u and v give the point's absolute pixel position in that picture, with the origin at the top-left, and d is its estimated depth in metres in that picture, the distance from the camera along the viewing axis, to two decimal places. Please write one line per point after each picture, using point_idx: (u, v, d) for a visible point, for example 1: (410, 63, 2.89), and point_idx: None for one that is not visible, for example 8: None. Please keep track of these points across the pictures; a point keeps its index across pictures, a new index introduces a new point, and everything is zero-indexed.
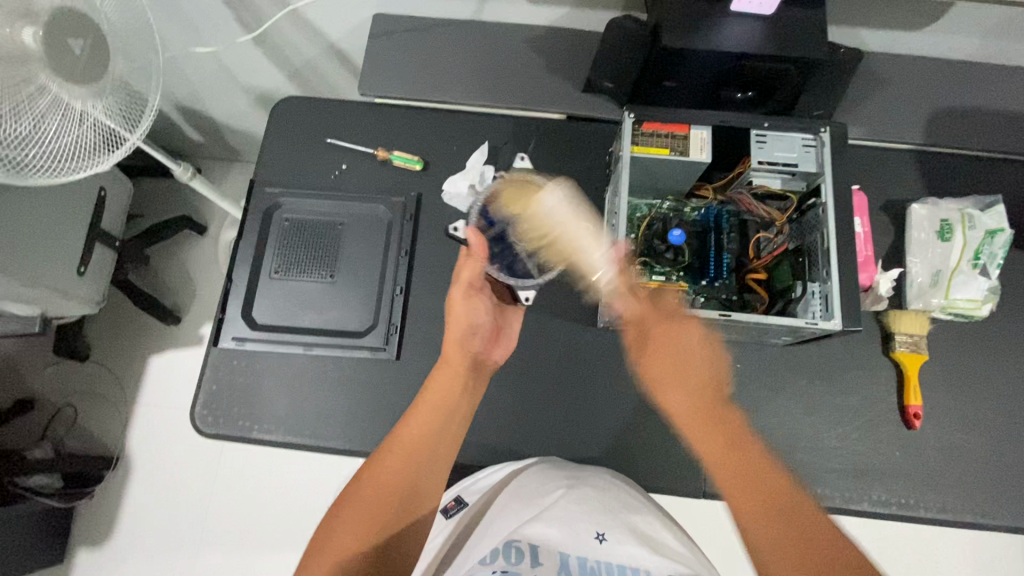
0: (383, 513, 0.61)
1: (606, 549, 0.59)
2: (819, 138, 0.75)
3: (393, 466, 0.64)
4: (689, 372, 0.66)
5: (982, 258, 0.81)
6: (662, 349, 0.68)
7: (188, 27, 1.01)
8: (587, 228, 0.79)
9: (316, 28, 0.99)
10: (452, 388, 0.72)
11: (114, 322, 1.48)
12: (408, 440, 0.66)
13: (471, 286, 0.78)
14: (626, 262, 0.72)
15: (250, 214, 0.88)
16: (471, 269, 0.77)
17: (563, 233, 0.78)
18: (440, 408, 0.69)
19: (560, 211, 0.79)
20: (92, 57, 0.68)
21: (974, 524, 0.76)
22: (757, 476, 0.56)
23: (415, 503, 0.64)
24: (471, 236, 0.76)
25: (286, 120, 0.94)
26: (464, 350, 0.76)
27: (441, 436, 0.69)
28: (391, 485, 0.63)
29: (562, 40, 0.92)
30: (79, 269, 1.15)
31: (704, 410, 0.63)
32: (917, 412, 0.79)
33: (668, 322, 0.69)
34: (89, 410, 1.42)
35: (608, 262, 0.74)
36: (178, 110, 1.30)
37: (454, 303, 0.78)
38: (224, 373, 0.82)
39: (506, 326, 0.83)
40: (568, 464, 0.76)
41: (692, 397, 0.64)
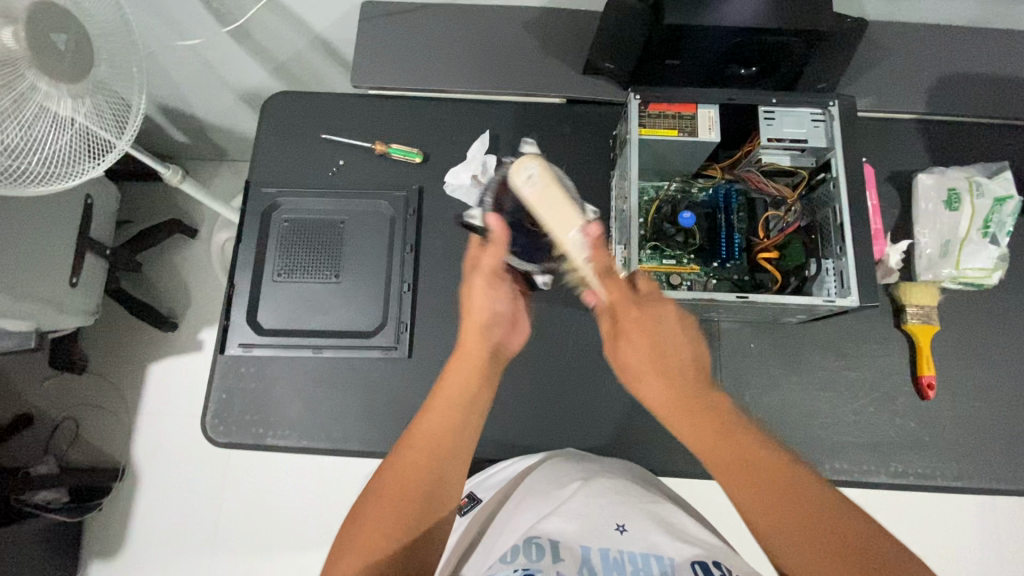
0: (409, 507, 0.58)
1: (628, 539, 0.57)
2: (828, 112, 0.74)
3: (415, 460, 0.60)
4: (668, 359, 0.55)
5: (991, 226, 0.81)
6: (635, 339, 0.56)
7: (166, 22, 0.97)
8: (563, 194, 0.59)
9: (302, 20, 0.96)
10: (468, 383, 0.66)
11: (109, 332, 1.45)
12: (428, 434, 0.62)
13: (495, 274, 0.69)
14: (601, 242, 0.59)
15: (248, 216, 0.86)
16: (494, 257, 0.68)
17: (553, 214, 0.59)
18: (461, 405, 0.64)
19: (536, 185, 0.59)
20: (76, 55, 0.65)
21: (990, 489, 0.77)
22: (764, 478, 0.49)
23: (441, 500, 0.60)
24: (490, 222, 0.68)
25: (277, 116, 0.91)
26: (485, 342, 0.67)
27: (465, 429, 0.64)
28: (415, 479, 0.59)
29: (559, 21, 0.89)
30: (71, 280, 1.12)
31: (692, 415, 0.53)
32: (930, 382, 0.79)
33: (640, 305, 0.57)
34: (92, 422, 1.40)
35: (584, 246, 0.59)
36: (161, 110, 1.26)
37: (472, 297, 0.68)
38: (234, 381, 0.81)
39: (524, 312, 0.75)
40: (585, 457, 0.76)
41: (673, 386, 0.54)
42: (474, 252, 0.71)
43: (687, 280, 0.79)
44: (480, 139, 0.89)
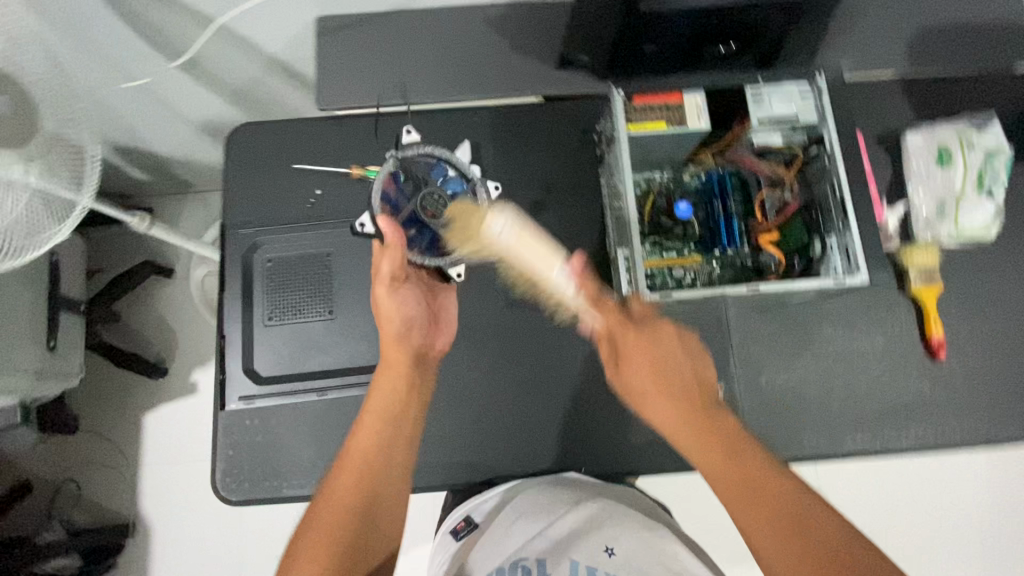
0: (336, 532, 0.56)
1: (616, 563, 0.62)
2: (815, 86, 0.73)
3: (347, 485, 0.60)
4: (670, 380, 0.62)
5: (988, 181, 0.80)
6: (637, 362, 0.64)
7: (107, 62, 0.90)
8: (539, 244, 0.77)
9: (251, 43, 0.90)
10: (394, 390, 0.68)
11: (96, 387, 1.39)
12: (357, 457, 0.62)
13: (393, 278, 0.72)
14: (587, 271, 0.76)
15: (229, 261, 0.81)
16: (393, 261, 0.71)
17: (534, 257, 0.76)
18: (384, 414, 0.66)
19: (510, 236, 0.76)
20: (16, 118, 0.63)
21: (1006, 441, 0.78)
22: (756, 482, 0.54)
23: (374, 523, 0.59)
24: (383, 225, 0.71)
25: (244, 150, 0.86)
26: (403, 346, 0.72)
27: (395, 444, 0.65)
28: (345, 512, 0.58)
29: (524, 17, 0.85)
30: (48, 344, 1.07)
31: (687, 416, 0.60)
32: (940, 342, 0.79)
33: (639, 328, 0.66)
34: (92, 481, 1.35)
35: (568, 279, 0.75)
36: (115, 151, 1.19)
37: (379, 303, 0.72)
38: (239, 435, 0.78)
39: (441, 311, 0.79)
40: (575, 484, 0.74)
41: (673, 400, 0.61)
42: (379, 262, 0.72)
43: (691, 273, 0.76)
44: (406, 132, 0.80)
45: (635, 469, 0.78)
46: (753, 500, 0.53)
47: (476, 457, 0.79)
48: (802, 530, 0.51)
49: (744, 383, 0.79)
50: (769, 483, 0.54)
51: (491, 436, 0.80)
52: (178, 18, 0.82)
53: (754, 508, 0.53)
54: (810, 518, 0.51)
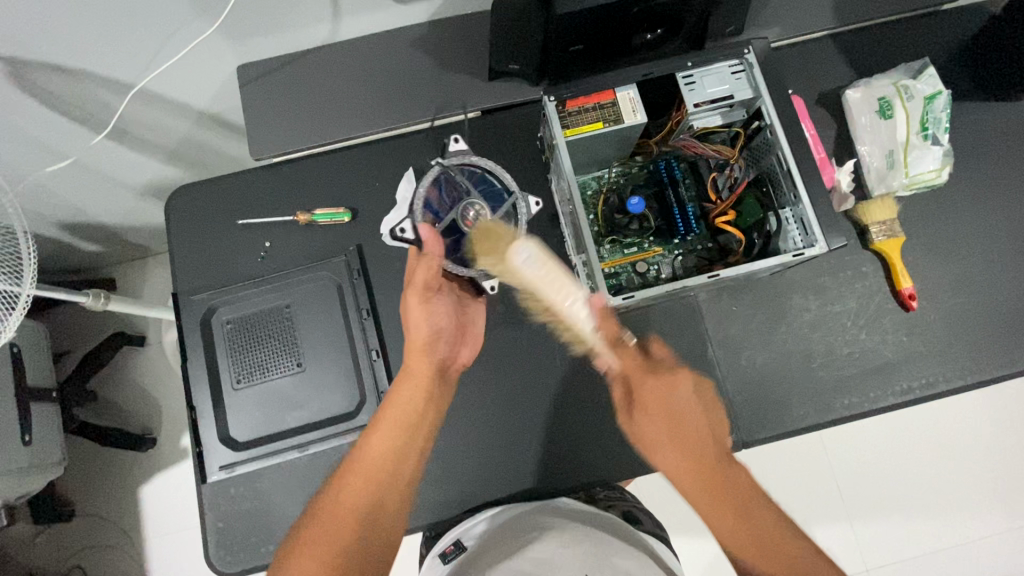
0: (343, 540, 0.56)
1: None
2: (746, 61, 0.71)
3: (356, 487, 0.60)
4: (688, 436, 0.62)
5: (929, 126, 0.80)
6: (656, 415, 0.63)
7: (28, 143, 0.87)
8: (559, 269, 0.69)
9: (176, 102, 0.87)
10: (415, 399, 0.68)
11: (85, 469, 1.36)
12: (373, 463, 0.62)
13: (428, 288, 0.70)
14: (607, 310, 0.68)
15: (186, 330, 0.79)
16: (428, 273, 0.69)
17: (555, 289, 0.68)
18: (403, 421, 0.66)
19: (536, 269, 0.68)
20: None
21: (990, 380, 0.78)
22: (773, 542, 0.55)
23: (379, 519, 0.60)
24: (422, 233, 0.68)
25: (183, 214, 0.84)
26: (429, 357, 0.71)
27: (408, 449, 0.66)
28: (350, 506, 0.59)
29: (450, 33, 0.84)
30: (22, 439, 1.04)
31: (697, 471, 0.60)
32: (911, 293, 0.79)
33: (657, 375, 0.66)
34: (98, 564, 1.32)
35: (588, 315, 0.68)
36: (63, 229, 1.16)
37: (410, 311, 0.71)
38: (226, 505, 0.76)
39: (467, 318, 0.79)
40: (551, 503, 0.69)
41: (693, 464, 0.60)
42: (413, 268, 0.70)
43: (654, 264, 0.76)
44: (450, 140, 0.73)
45: (631, 469, 0.78)
46: (769, 556, 0.54)
47: (471, 485, 0.77)
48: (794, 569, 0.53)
49: (725, 366, 0.79)
50: (786, 542, 0.56)
51: (483, 462, 0.78)
52: (92, 89, 0.79)
53: (750, 551, 0.55)
54: (800, 558, 0.54)
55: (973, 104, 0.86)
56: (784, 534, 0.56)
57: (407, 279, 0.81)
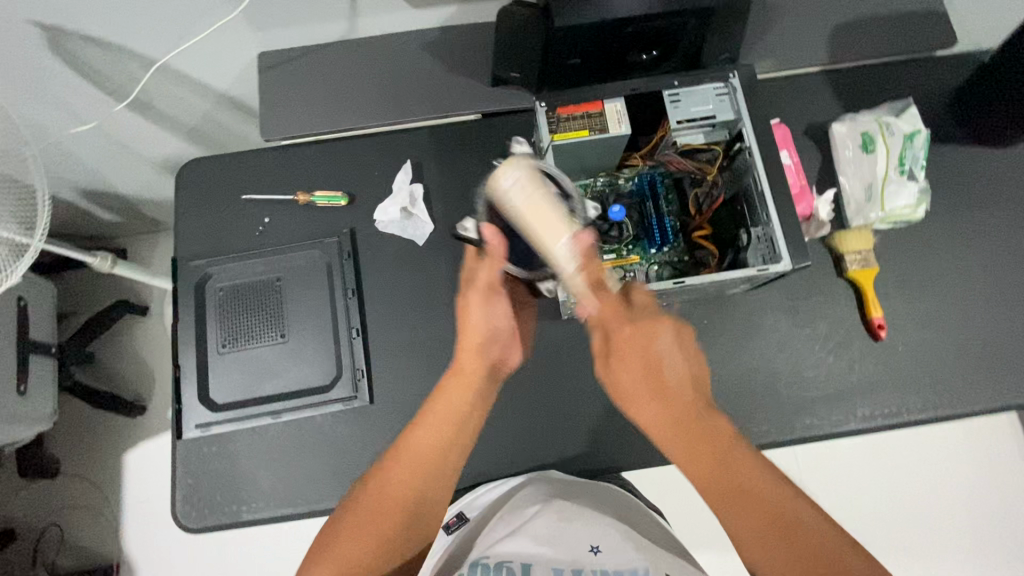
0: (388, 529, 0.61)
1: (602, 560, 0.62)
2: (730, 85, 0.76)
3: (398, 481, 0.63)
4: (666, 386, 0.61)
5: (907, 162, 0.83)
6: (632, 361, 0.62)
7: (58, 108, 0.93)
8: (551, 206, 0.59)
9: (199, 82, 0.93)
10: (459, 398, 0.68)
11: (74, 431, 1.40)
12: (418, 458, 0.64)
13: (490, 287, 0.69)
14: (592, 249, 0.62)
15: (180, 293, 0.83)
16: (489, 271, 0.68)
17: (545, 225, 0.59)
18: (450, 419, 0.66)
19: (520, 198, 0.60)
20: None
21: (952, 414, 0.80)
22: (773, 517, 0.54)
23: (426, 515, 0.63)
24: (485, 233, 0.65)
25: (191, 186, 0.89)
26: (483, 358, 0.71)
27: (453, 449, 0.66)
28: (395, 500, 0.63)
29: (459, 38, 0.89)
30: (18, 388, 1.09)
31: (689, 436, 0.58)
32: (880, 322, 0.81)
33: (632, 320, 0.63)
34: (76, 523, 1.35)
35: (572, 254, 0.60)
36: (82, 195, 1.22)
37: (468, 310, 0.70)
38: (198, 463, 0.79)
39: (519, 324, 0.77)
40: (562, 475, 0.77)
41: (671, 421, 0.59)
42: (476, 268, 0.70)
43: (630, 271, 0.79)
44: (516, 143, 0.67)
45: (591, 468, 0.79)
46: (755, 526, 0.53)
47: None
48: (780, 527, 0.53)
49: None
50: (785, 507, 0.54)
51: None
52: (122, 62, 0.85)
53: (732, 508, 0.55)
54: (787, 511, 0.54)
55: (956, 147, 0.88)
56: (776, 501, 0.55)
57: (394, 264, 0.85)
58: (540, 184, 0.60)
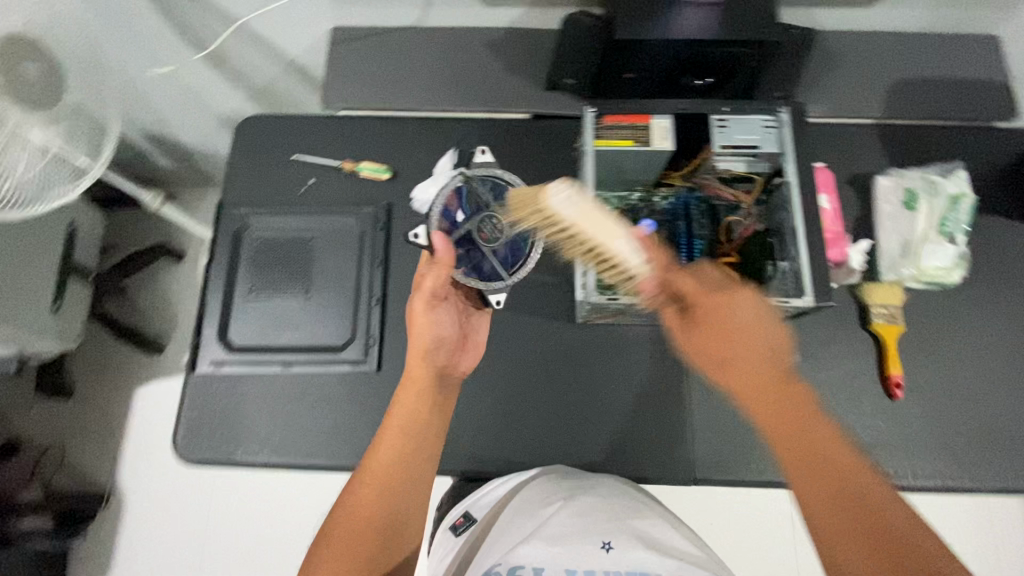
0: (363, 550, 0.59)
1: (614, 559, 0.63)
2: (779, 119, 0.77)
3: (365, 499, 0.61)
4: (752, 351, 0.58)
5: (949, 225, 0.81)
6: (717, 326, 0.59)
7: (143, 51, 1.00)
8: (603, 212, 0.62)
9: (273, 45, 0.98)
10: (418, 406, 0.69)
11: (93, 358, 1.45)
12: (381, 464, 0.64)
13: (434, 295, 0.73)
14: (653, 243, 0.64)
15: (220, 236, 0.87)
16: (437, 278, 0.72)
17: (599, 229, 0.62)
18: (407, 431, 0.66)
19: (573, 209, 0.62)
20: (45, 82, 0.71)
21: (959, 487, 0.77)
22: (866, 510, 0.50)
23: (401, 528, 0.62)
24: (434, 241, 0.72)
25: (247, 139, 0.93)
26: (427, 362, 0.72)
27: (419, 455, 0.66)
28: (368, 519, 0.61)
29: (522, 39, 0.92)
30: (55, 305, 1.15)
31: (783, 417, 0.56)
32: (898, 380, 0.79)
33: (717, 291, 0.60)
34: (78, 448, 1.39)
35: (636, 249, 0.63)
36: (146, 138, 1.29)
37: (414, 316, 0.73)
38: (205, 398, 0.81)
39: (471, 330, 0.81)
40: (568, 470, 0.77)
41: (756, 381, 0.57)
42: (424, 274, 0.74)
43: None
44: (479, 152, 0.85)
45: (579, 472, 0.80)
46: (844, 518, 0.50)
47: None
48: (865, 522, 0.50)
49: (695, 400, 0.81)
50: (872, 498, 0.51)
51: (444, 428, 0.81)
52: (209, 16, 0.92)
53: (822, 495, 0.52)
54: (876, 505, 0.50)
55: (1002, 219, 0.87)
56: (868, 489, 0.51)
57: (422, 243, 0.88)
58: (588, 198, 0.63)
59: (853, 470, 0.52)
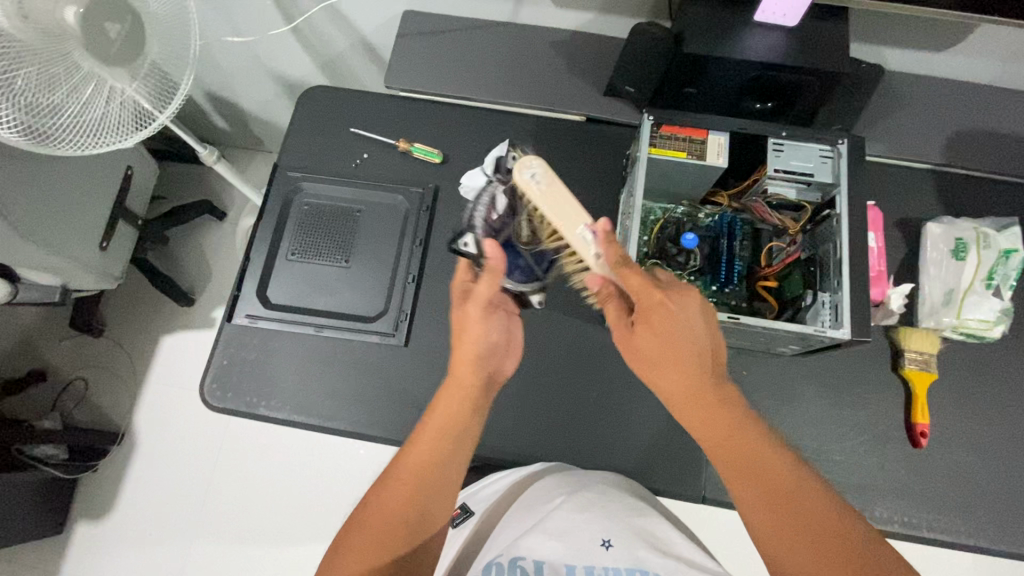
0: (391, 542, 0.56)
1: (613, 555, 0.62)
2: (837, 150, 0.76)
3: (398, 496, 0.58)
4: (677, 355, 0.58)
5: (996, 278, 0.81)
6: (656, 329, 0.59)
7: (222, 13, 1.03)
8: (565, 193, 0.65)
9: (348, 20, 1.01)
10: (458, 412, 0.64)
11: (127, 301, 1.50)
12: (415, 465, 0.60)
13: (490, 303, 0.68)
14: (611, 237, 0.63)
15: (272, 196, 0.90)
16: (491, 285, 0.67)
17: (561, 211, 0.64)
18: (447, 434, 0.62)
19: (540, 188, 0.65)
20: (127, 42, 0.68)
21: (975, 546, 0.75)
22: (790, 510, 0.52)
23: (426, 524, 0.58)
24: (489, 249, 0.67)
25: (311, 107, 0.97)
26: (478, 370, 0.66)
27: (454, 456, 0.62)
28: (399, 518, 0.57)
29: (587, 44, 0.94)
30: (102, 245, 1.19)
31: (712, 424, 0.57)
32: (924, 430, 0.78)
33: (665, 293, 0.59)
34: (101, 385, 1.43)
35: (594, 242, 0.64)
36: (209, 98, 1.33)
37: (467, 324, 0.67)
38: (237, 349, 0.84)
39: (514, 333, 0.74)
40: (575, 471, 0.77)
41: (694, 384, 0.58)
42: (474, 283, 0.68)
43: None
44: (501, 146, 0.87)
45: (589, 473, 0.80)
46: (794, 526, 0.51)
47: None
48: (805, 528, 0.51)
49: None
50: (821, 514, 0.51)
51: None
52: None
53: (760, 501, 0.53)
54: (836, 530, 0.50)
55: None
56: (815, 503, 0.52)
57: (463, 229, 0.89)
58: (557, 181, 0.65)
59: (832, 520, 0.51)
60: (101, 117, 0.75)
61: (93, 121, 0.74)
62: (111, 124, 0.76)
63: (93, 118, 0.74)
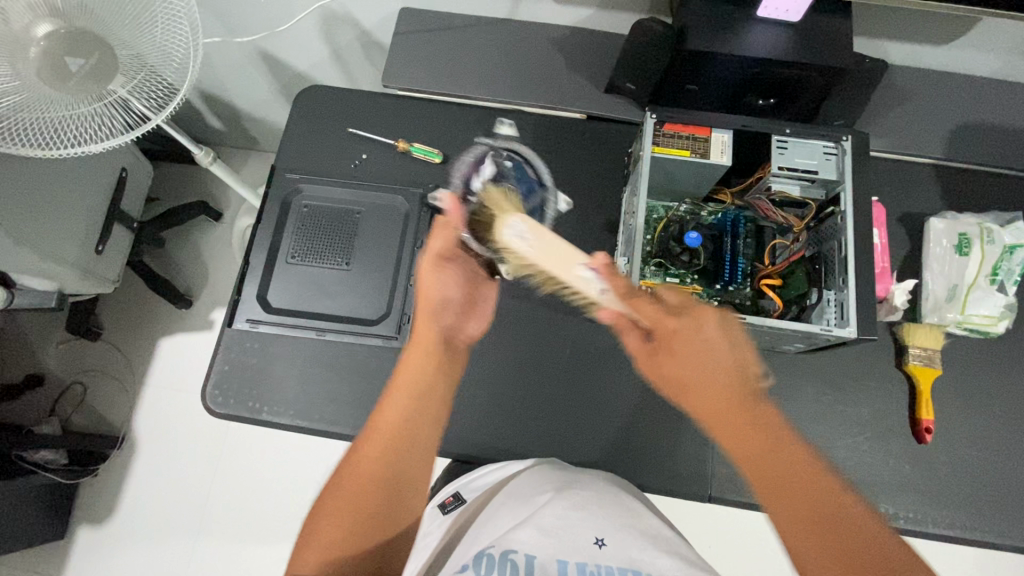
0: (362, 506, 0.52)
1: (607, 553, 0.57)
2: (840, 147, 0.76)
3: (372, 455, 0.55)
4: (695, 366, 0.55)
5: (1000, 273, 0.81)
6: (679, 353, 0.56)
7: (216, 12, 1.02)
8: (554, 239, 0.63)
9: (345, 17, 1.00)
10: (425, 370, 0.62)
11: (124, 303, 1.48)
12: (391, 420, 0.57)
13: (442, 256, 0.68)
14: (614, 269, 0.61)
15: (269, 199, 0.89)
16: (444, 239, 0.69)
17: (557, 261, 0.62)
18: (417, 389, 0.60)
19: (528, 244, 0.63)
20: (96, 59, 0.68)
21: (979, 541, 0.76)
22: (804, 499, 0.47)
23: (400, 492, 0.55)
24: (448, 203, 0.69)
25: (308, 107, 0.95)
26: (435, 324, 0.66)
27: (425, 418, 0.59)
28: (371, 476, 0.54)
29: (588, 40, 0.93)
30: (97, 248, 1.17)
31: (741, 438, 0.52)
32: (928, 426, 0.78)
33: (677, 316, 0.57)
34: (99, 389, 1.42)
35: (596, 278, 0.62)
36: (204, 98, 1.32)
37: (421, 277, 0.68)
38: (238, 354, 0.83)
39: (479, 298, 0.73)
40: (569, 467, 0.75)
41: (713, 398, 0.54)
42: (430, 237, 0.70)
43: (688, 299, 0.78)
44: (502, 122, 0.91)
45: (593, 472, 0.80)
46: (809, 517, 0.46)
47: (448, 431, 0.80)
48: (828, 528, 0.46)
49: None
50: (836, 506, 0.47)
51: (466, 415, 0.81)
52: None
53: (785, 511, 0.47)
54: (855, 524, 0.45)
55: None
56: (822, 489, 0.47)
57: None
58: (546, 231, 0.63)
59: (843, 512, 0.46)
60: (89, 126, 0.71)
61: (81, 131, 0.70)
62: (100, 132, 0.72)
63: (82, 128, 0.70)
